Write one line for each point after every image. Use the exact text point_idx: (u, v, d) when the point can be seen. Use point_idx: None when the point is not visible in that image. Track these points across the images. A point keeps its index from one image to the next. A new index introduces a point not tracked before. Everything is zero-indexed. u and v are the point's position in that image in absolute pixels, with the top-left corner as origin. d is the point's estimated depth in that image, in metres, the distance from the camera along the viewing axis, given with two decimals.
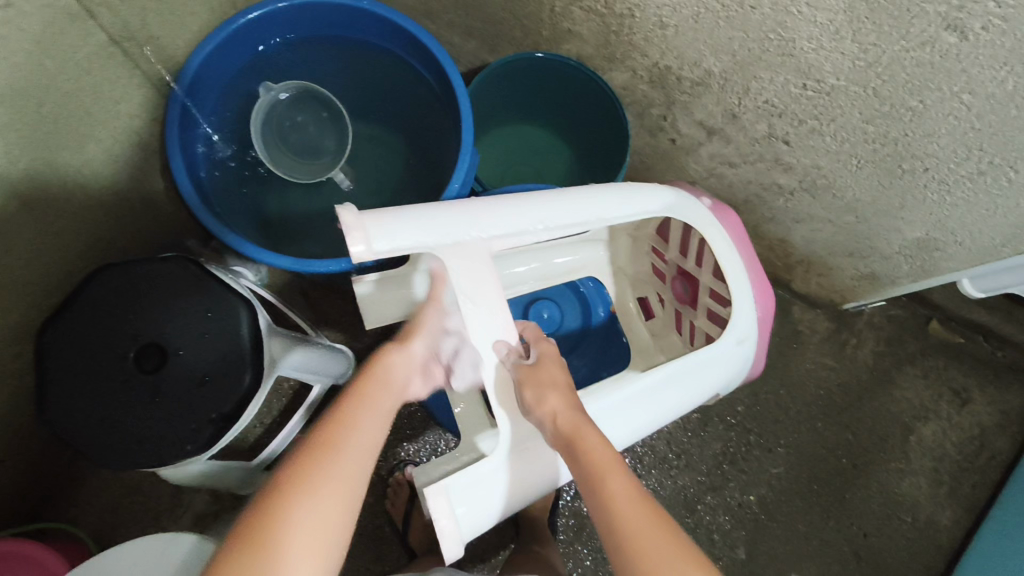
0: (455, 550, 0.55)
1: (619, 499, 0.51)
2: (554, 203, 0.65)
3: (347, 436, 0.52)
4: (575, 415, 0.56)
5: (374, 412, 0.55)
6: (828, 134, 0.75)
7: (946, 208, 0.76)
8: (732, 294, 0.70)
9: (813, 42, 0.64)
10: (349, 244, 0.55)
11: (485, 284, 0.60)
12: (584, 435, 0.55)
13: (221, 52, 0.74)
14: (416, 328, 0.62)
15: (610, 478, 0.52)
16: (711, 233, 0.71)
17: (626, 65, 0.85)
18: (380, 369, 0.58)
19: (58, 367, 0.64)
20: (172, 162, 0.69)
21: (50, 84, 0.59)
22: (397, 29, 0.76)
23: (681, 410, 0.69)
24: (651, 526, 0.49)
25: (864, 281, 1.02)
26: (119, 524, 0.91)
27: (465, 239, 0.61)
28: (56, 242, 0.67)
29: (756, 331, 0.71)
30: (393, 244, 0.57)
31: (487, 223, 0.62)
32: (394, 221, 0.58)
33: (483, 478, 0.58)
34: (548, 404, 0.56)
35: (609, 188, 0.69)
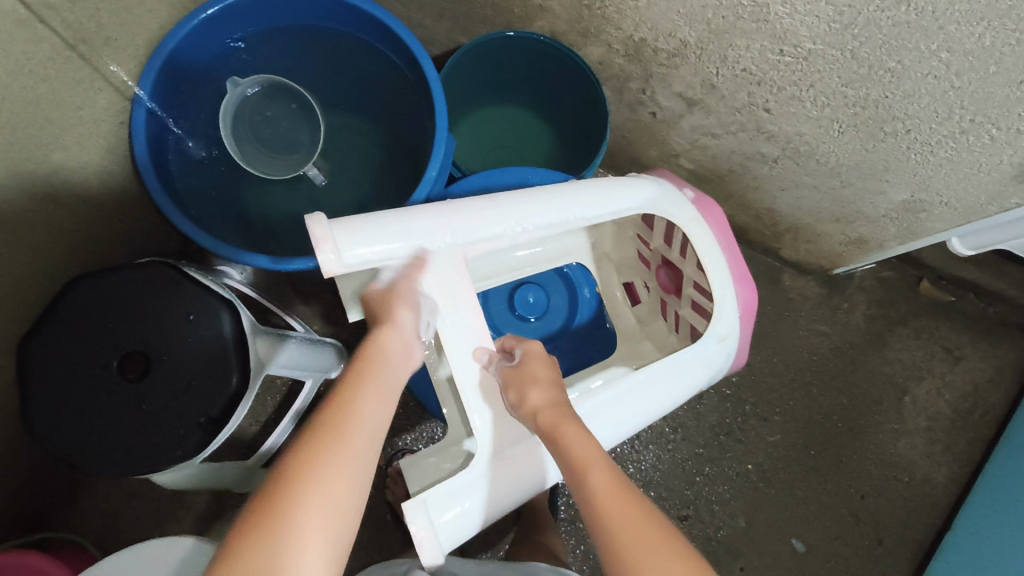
0: (434, 558, 0.55)
1: (605, 494, 0.51)
2: (531, 202, 0.64)
3: (352, 420, 0.49)
4: (555, 411, 0.57)
5: (375, 395, 0.52)
6: (808, 99, 0.74)
7: (931, 168, 0.76)
8: (714, 291, 0.69)
9: (787, 6, 0.62)
10: (319, 256, 0.54)
11: (459, 297, 0.61)
12: (565, 429, 0.55)
13: (182, 50, 0.72)
14: (395, 302, 0.57)
15: (594, 473, 0.52)
16: (694, 226, 0.70)
17: (602, 39, 0.83)
18: (377, 345, 0.55)
19: (39, 381, 0.63)
20: (142, 168, 0.68)
21: (7, 92, 0.57)
22: (360, 14, 0.74)
23: (665, 409, 0.69)
24: (634, 516, 0.49)
25: (852, 246, 1.01)
26: (119, 529, 0.91)
27: (439, 246, 0.60)
28: (28, 253, 0.66)
29: (738, 326, 0.70)
30: (364, 254, 0.57)
31: (463, 228, 0.61)
32: (364, 228, 0.57)
33: (468, 485, 0.58)
34: (530, 402, 0.58)
35: (588, 184, 0.68)
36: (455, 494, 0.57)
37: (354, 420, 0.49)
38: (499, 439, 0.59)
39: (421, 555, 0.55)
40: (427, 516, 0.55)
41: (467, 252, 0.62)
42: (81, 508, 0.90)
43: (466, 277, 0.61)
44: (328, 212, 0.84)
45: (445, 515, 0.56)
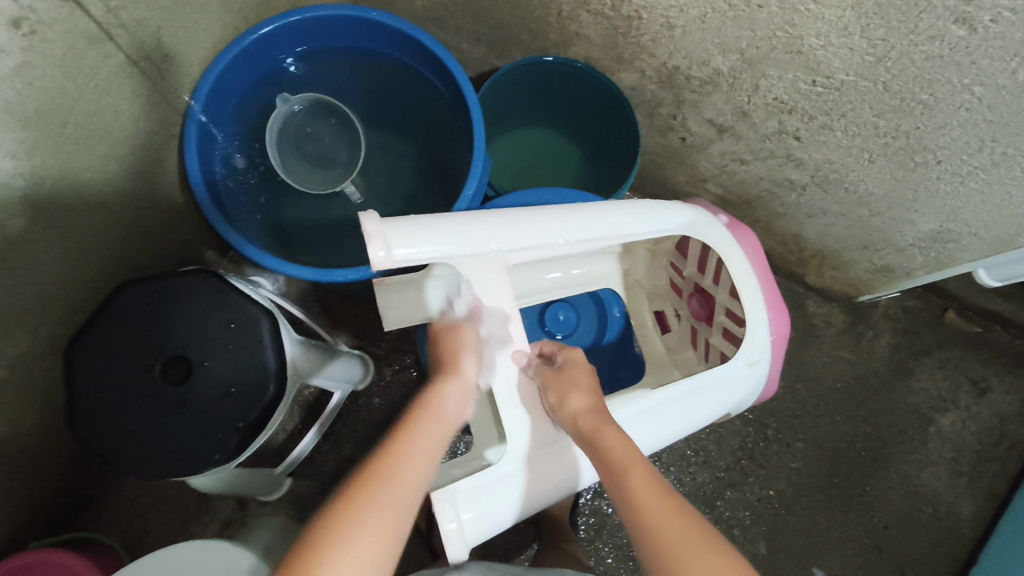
0: (460, 552, 0.53)
1: (642, 490, 0.51)
2: (571, 217, 0.65)
3: (410, 462, 0.51)
4: (595, 415, 0.58)
5: (435, 438, 0.55)
6: (839, 129, 0.76)
7: (961, 199, 0.77)
8: (746, 314, 0.68)
9: (822, 39, 0.65)
10: (371, 252, 0.54)
11: (502, 306, 0.62)
12: (605, 432, 0.57)
13: (236, 66, 0.74)
14: (463, 350, 0.61)
15: (630, 470, 0.53)
16: (727, 249, 0.70)
17: (635, 66, 0.85)
18: (437, 416, 0.56)
19: (86, 381, 0.66)
20: (192, 182, 0.71)
21: (76, 104, 0.60)
22: (409, 39, 0.76)
23: (690, 426, 0.68)
24: (671, 513, 0.49)
25: (878, 274, 1.01)
26: (146, 532, 0.92)
27: (482, 251, 0.61)
28: (81, 258, 0.68)
29: (769, 352, 0.69)
30: (413, 253, 0.57)
31: (506, 236, 0.62)
32: (412, 229, 0.57)
33: (499, 481, 0.57)
34: (570, 404, 0.59)
35: (625, 204, 0.68)
36: (485, 489, 0.57)
37: (415, 462, 0.52)
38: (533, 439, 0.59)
39: (446, 548, 0.53)
40: (454, 507, 0.55)
41: (509, 258, 0.63)
42: (111, 508, 0.92)
43: (506, 284, 0.62)
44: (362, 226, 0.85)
45: (469, 511, 0.56)
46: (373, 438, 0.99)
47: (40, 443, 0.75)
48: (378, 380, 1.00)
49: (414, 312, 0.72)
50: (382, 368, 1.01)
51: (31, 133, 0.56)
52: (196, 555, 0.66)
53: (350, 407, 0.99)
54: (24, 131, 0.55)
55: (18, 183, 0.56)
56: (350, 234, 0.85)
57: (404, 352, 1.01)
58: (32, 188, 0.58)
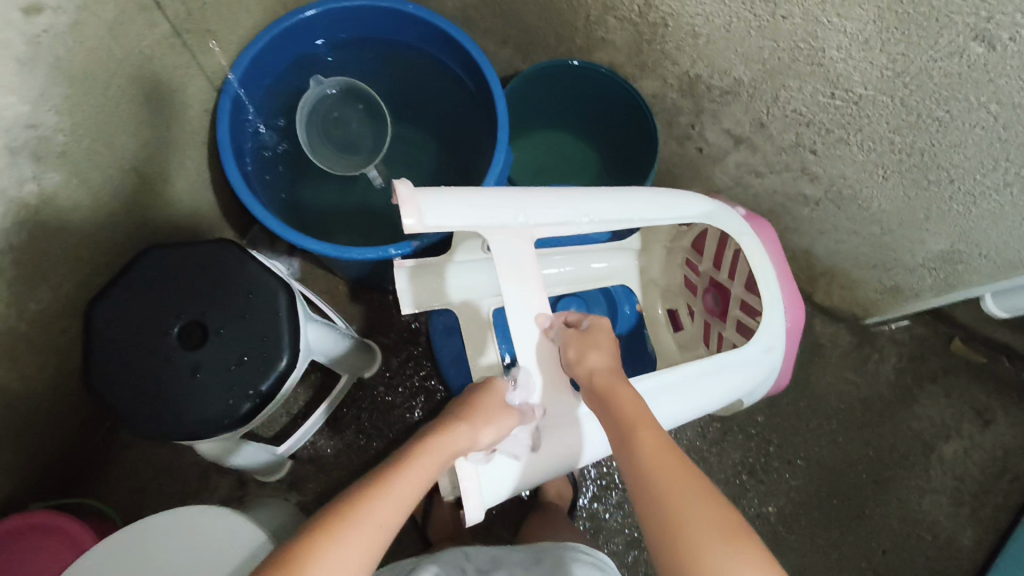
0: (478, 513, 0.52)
1: (650, 453, 0.51)
2: (599, 197, 0.63)
3: (379, 506, 0.47)
4: (612, 374, 0.56)
5: (420, 479, 0.50)
6: (855, 144, 0.78)
7: (972, 220, 0.78)
8: (763, 304, 0.69)
9: (843, 51, 0.67)
10: (403, 216, 0.51)
11: (527, 279, 0.56)
12: (618, 392, 0.54)
13: (274, 47, 0.76)
14: (487, 419, 0.55)
15: (641, 430, 0.52)
16: (746, 240, 0.70)
17: (657, 74, 0.87)
18: (427, 458, 0.51)
19: (104, 340, 0.67)
20: (223, 155, 0.72)
21: (120, 68, 0.61)
22: (442, 35, 0.77)
23: (705, 408, 0.67)
24: (678, 480, 0.49)
25: (886, 295, 1.02)
26: (145, 505, 0.92)
27: (511, 223, 0.57)
28: (110, 221, 0.70)
29: (784, 340, 0.70)
30: (444, 221, 0.54)
31: (536, 210, 0.59)
32: (443, 196, 0.54)
33: (517, 442, 0.57)
34: (589, 363, 0.56)
35: (650, 191, 0.67)
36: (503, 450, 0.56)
37: (388, 501, 0.48)
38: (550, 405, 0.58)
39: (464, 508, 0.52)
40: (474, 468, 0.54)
41: (537, 233, 0.59)
42: (113, 478, 0.92)
43: (531, 257, 0.57)
44: (380, 212, 0.86)
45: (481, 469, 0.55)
46: (375, 426, 0.99)
47: (51, 403, 0.76)
48: (385, 369, 1.00)
49: (468, 289, 0.81)
50: (388, 358, 1.01)
51: (77, 92, 0.58)
52: (209, 535, 0.67)
53: (355, 393, 0.99)
54: (70, 89, 0.57)
55: (59, 139, 0.58)
56: (370, 220, 0.86)
57: (411, 343, 1.02)
58: (71, 145, 0.60)
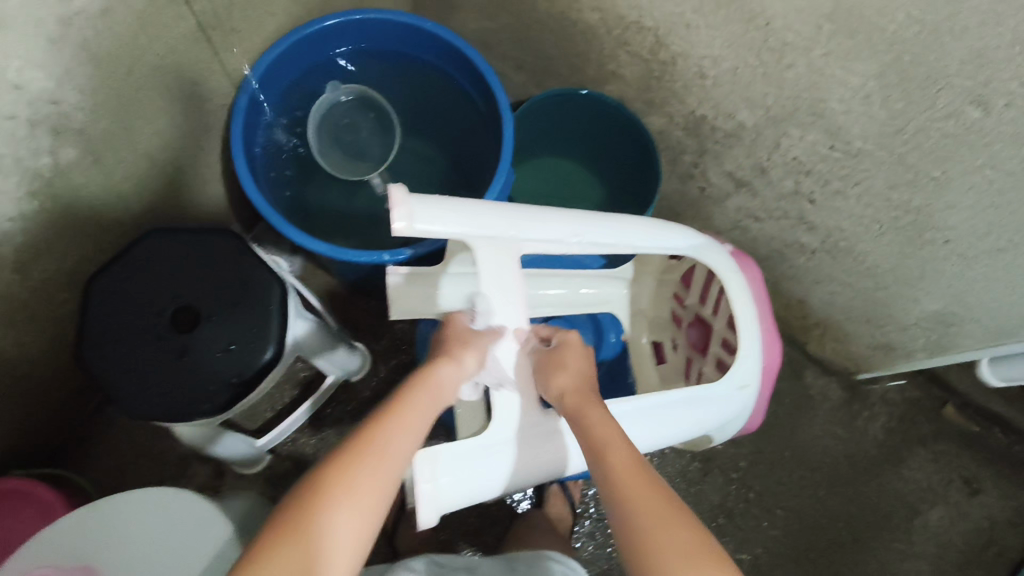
0: (430, 517, 0.54)
1: (621, 467, 0.52)
2: (591, 220, 0.64)
3: (389, 432, 0.51)
4: (584, 394, 0.58)
5: (421, 412, 0.54)
6: (852, 196, 0.79)
7: (965, 283, 0.78)
8: (739, 343, 0.70)
9: (843, 104, 0.68)
10: (393, 220, 0.52)
11: (509, 289, 0.58)
12: (588, 412, 0.57)
13: (294, 52, 0.79)
14: (467, 345, 0.58)
15: (614, 446, 0.54)
16: (730, 278, 0.71)
17: (664, 111, 0.89)
18: (425, 393, 0.55)
19: (99, 315, 0.69)
20: (234, 149, 0.74)
21: (144, 56, 0.64)
22: (458, 53, 0.81)
23: (673, 439, 0.67)
24: (647, 492, 0.50)
25: (879, 352, 1.02)
26: (122, 485, 0.93)
27: (501, 236, 0.58)
28: (119, 202, 0.72)
29: (757, 380, 0.71)
30: (434, 228, 0.55)
31: (527, 227, 0.60)
32: (437, 204, 0.55)
33: (483, 453, 0.57)
34: (557, 384, 0.59)
35: (642, 219, 0.69)
36: (467, 458, 0.56)
37: (398, 429, 0.52)
38: (524, 403, 0.59)
39: (418, 510, 0.54)
40: (435, 470, 0.54)
41: (524, 249, 0.60)
42: (93, 455, 0.93)
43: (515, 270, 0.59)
44: (381, 219, 0.88)
45: (445, 477, 0.54)
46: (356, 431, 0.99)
47: (40, 372, 0.78)
48: (372, 376, 1.01)
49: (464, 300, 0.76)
50: (377, 365, 1.02)
51: (99, 74, 0.60)
52: (185, 546, 0.66)
53: (340, 397, 1.00)
54: (93, 71, 0.59)
55: (78, 117, 0.61)
56: (371, 226, 0.88)
57: (401, 352, 1.03)
58: (88, 124, 0.62)
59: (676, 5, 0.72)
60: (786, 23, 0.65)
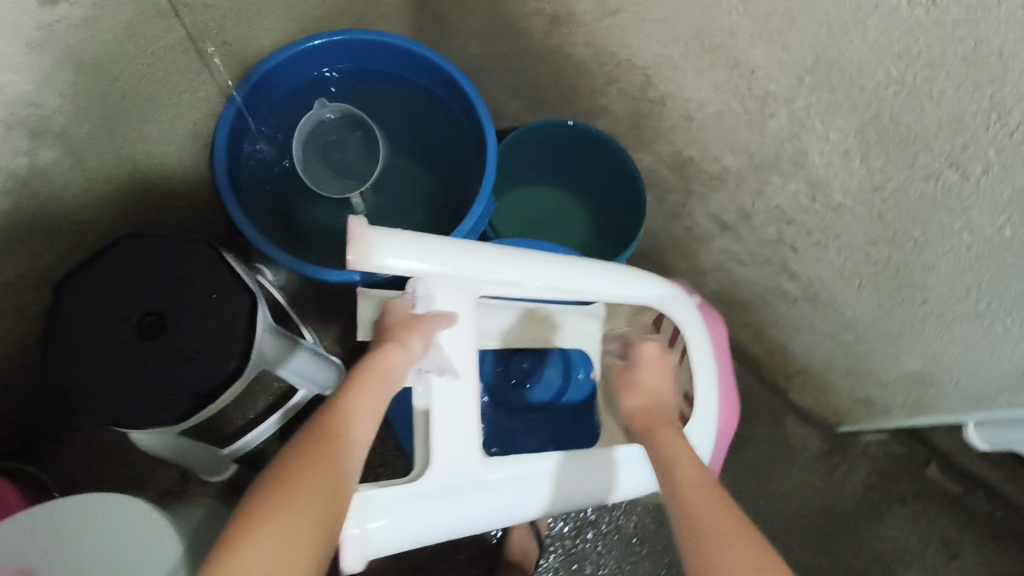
0: (355, 561, 0.53)
1: (688, 479, 0.56)
2: (555, 264, 0.64)
3: (350, 418, 0.53)
4: (655, 417, 0.65)
5: (374, 398, 0.56)
6: (832, 249, 0.78)
7: (944, 345, 0.77)
8: (698, 404, 0.69)
9: (824, 157, 0.68)
10: (347, 252, 0.53)
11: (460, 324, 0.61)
12: (660, 432, 0.63)
13: (283, 68, 0.81)
14: (413, 332, 0.59)
15: (684, 463, 0.58)
16: (692, 330, 0.72)
17: (653, 149, 0.89)
18: (378, 380, 0.56)
19: (67, 316, 0.69)
20: (216, 160, 0.76)
21: (129, 64, 0.65)
22: (447, 76, 0.82)
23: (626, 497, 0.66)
24: (711, 498, 0.54)
25: (860, 405, 1.00)
26: (85, 483, 0.94)
27: (460, 275, 0.60)
28: (98, 205, 0.73)
29: (713, 441, 0.70)
30: (390, 263, 0.56)
31: (487, 267, 0.61)
32: (396, 238, 0.56)
33: (416, 499, 0.55)
34: (630, 404, 0.67)
35: (611, 265, 0.68)
36: (398, 503, 0.54)
37: (355, 415, 0.54)
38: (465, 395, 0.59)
39: (343, 553, 0.53)
40: (363, 514, 0.53)
41: (481, 289, 0.62)
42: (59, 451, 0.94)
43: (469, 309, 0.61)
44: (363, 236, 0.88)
45: (389, 516, 0.54)
46: None
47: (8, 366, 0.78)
48: None
49: None
50: None
51: (81, 79, 0.61)
52: (129, 564, 0.66)
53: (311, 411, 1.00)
54: (74, 76, 0.60)
55: (58, 119, 0.62)
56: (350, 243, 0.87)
57: None
58: (68, 127, 0.63)
59: (664, 47, 0.72)
60: (769, 73, 0.65)
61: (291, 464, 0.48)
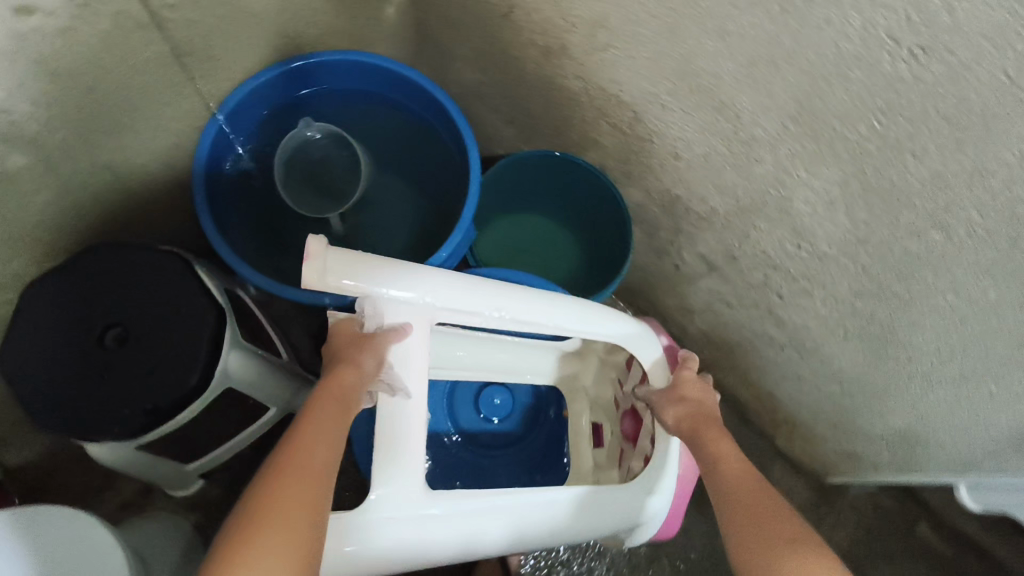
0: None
1: (734, 478, 0.59)
2: (518, 298, 0.65)
3: (315, 431, 0.53)
4: (696, 419, 0.66)
5: (337, 414, 0.56)
6: (818, 298, 0.75)
7: (929, 404, 0.74)
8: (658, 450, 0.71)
9: (809, 206, 0.66)
10: (303, 272, 0.53)
11: (413, 350, 0.61)
12: (706, 434, 0.65)
13: (267, 87, 0.81)
14: (365, 349, 0.60)
15: (727, 462, 0.61)
16: (659, 374, 0.73)
17: (642, 185, 0.88)
18: (338, 399, 0.57)
19: (30, 322, 0.68)
20: (195, 177, 0.77)
21: (108, 75, 0.64)
22: (434, 101, 0.83)
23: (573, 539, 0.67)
24: (759, 497, 0.56)
25: (846, 458, 0.97)
26: (51, 489, 0.93)
27: (419, 302, 0.61)
28: (73, 214, 0.73)
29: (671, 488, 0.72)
30: (348, 285, 0.56)
31: (447, 296, 0.62)
32: (357, 261, 0.57)
33: (397, 525, 0.58)
34: (670, 415, 0.68)
35: (578, 302, 0.69)
36: (379, 528, 0.57)
37: (322, 429, 0.54)
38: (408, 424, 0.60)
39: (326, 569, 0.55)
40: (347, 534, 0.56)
41: (440, 316, 0.62)
42: None
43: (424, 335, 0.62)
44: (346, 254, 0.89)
45: (367, 542, 0.56)
46: None
47: None
48: None
49: None
50: None
51: (55, 88, 0.60)
52: None
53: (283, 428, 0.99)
54: (48, 85, 0.60)
55: (31, 127, 0.61)
56: None
57: None
58: (41, 135, 0.63)
59: (652, 85, 0.70)
60: (754, 118, 0.63)
61: (265, 484, 0.48)
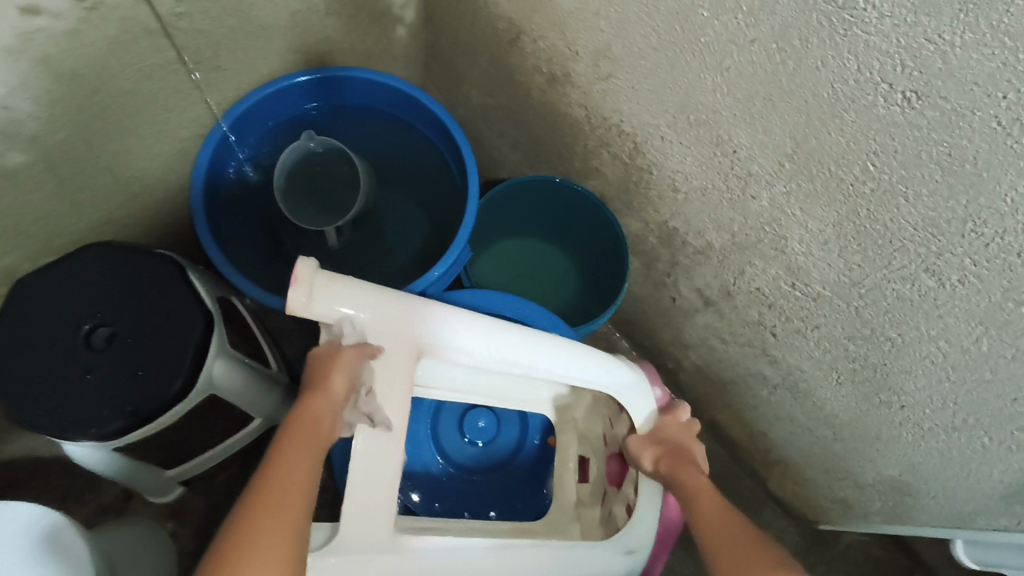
0: None
1: (706, 513, 0.61)
2: (507, 335, 0.65)
3: (287, 459, 0.53)
4: (671, 459, 0.68)
5: (309, 438, 0.55)
6: (811, 339, 0.74)
7: (921, 454, 0.72)
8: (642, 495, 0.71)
9: (803, 246, 0.65)
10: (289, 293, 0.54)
11: (396, 381, 0.60)
12: (683, 474, 0.66)
13: (274, 99, 0.82)
14: (335, 368, 0.57)
15: (702, 497, 0.63)
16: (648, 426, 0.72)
17: (641, 216, 0.87)
18: (310, 424, 0.56)
19: (16, 317, 0.68)
20: (194, 180, 0.78)
21: (113, 78, 0.65)
22: (437, 120, 0.84)
23: None
24: (730, 526, 0.58)
25: (838, 505, 0.94)
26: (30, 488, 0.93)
27: (405, 333, 0.60)
28: (70, 213, 0.73)
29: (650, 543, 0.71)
30: (333, 312, 0.57)
31: (435, 327, 0.62)
32: (345, 288, 0.57)
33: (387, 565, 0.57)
34: (647, 458, 0.70)
35: (570, 344, 0.68)
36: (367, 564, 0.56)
37: (294, 455, 0.53)
38: (382, 468, 0.57)
39: None
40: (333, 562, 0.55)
41: (425, 349, 0.61)
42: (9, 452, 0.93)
43: (409, 367, 0.60)
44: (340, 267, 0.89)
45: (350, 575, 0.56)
46: None
47: None
48: None
49: None
50: None
51: (59, 88, 0.61)
52: None
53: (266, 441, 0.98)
54: (52, 85, 0.60)
55: (33, 125, 0.62)
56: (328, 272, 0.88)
57: None
58: (43, 133, 0.63)
59: (652, 117, 0.71)
60: (751, 155, 0.63)
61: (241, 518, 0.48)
